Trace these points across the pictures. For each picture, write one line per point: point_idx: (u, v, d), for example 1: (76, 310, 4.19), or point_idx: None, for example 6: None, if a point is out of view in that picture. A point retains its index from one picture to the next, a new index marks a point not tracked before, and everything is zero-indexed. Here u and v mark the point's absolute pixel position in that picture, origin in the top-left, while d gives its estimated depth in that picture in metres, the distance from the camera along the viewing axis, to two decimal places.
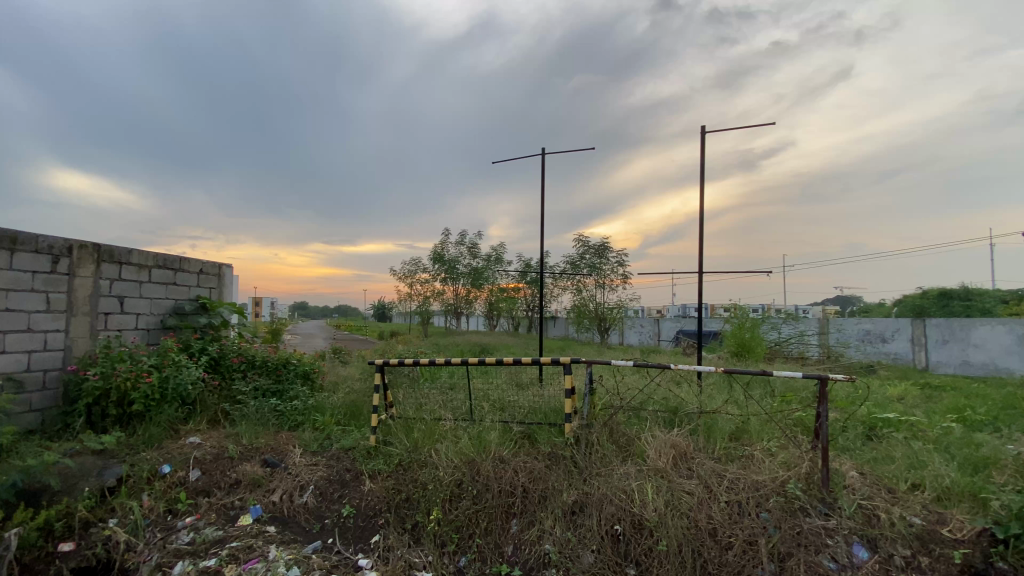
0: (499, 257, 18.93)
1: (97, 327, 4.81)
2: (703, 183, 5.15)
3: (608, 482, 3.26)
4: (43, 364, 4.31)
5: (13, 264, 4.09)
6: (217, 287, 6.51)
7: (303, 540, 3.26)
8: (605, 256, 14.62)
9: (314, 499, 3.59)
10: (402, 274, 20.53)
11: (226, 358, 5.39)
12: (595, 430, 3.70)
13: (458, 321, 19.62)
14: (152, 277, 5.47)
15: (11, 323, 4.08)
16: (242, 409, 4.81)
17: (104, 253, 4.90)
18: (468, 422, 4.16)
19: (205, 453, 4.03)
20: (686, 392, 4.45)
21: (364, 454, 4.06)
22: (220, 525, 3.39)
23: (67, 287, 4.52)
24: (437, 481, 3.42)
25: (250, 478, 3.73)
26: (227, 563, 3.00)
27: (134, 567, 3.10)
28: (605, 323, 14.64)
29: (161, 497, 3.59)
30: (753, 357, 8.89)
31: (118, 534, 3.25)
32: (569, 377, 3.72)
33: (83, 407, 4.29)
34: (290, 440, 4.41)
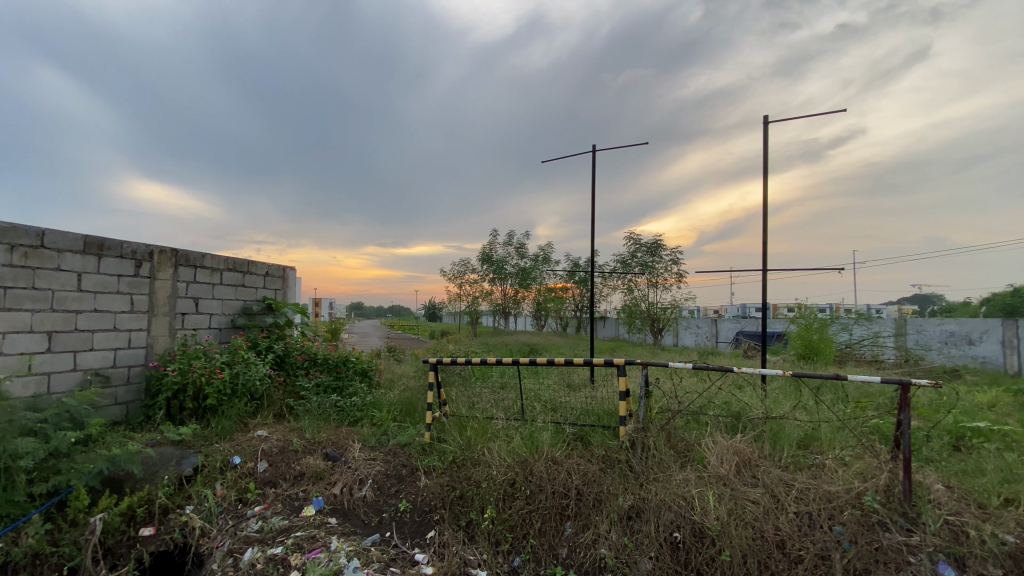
0: (548, 257, 18.83)
1: (175, 326, 5.18)
2: (766, 176, 4.89)
3: (667, 488, 3.15)
4: (127, 360, 4.69)
5: (102, 268, 4.45)
6: (282, 288, 6.86)
7: (362, 532, 3.36)
8: (659, 254, 14.15)
9: (372, 493, 3.71)
10: (452, 275, 20.87)
11: (291, 356, 5.67)
12: (652, 434, 3.58)
13: (507, 321, 19.70)
14: (223, 280, 5.83)
15: (99, 322, 4.44)
16: (305, 404, 5.04)
17: (181, 257, 5.27)
18: (521, 422, 4.15)
19: (272, 446, 4.25)
20: (750, 396, 4.24)
21: (419, 450, 4.14)
22: (286, 515, 3.55)
23: (148, 289, 4.89)
24: (491, 480, 3.43)
25: (313, 471, 3.90)
26: (293, 552, 3.14)
27: (209, 551, 3.32)
28: (658, 323, 14.24)
29: (232, 486, 3.81)
30: (821, 360, 8.36)
31: (193, 520, 3.49)
32: (623, 379, 3.61)
33: (163, 400, 4.64)
34: (350, 435, 4.57)
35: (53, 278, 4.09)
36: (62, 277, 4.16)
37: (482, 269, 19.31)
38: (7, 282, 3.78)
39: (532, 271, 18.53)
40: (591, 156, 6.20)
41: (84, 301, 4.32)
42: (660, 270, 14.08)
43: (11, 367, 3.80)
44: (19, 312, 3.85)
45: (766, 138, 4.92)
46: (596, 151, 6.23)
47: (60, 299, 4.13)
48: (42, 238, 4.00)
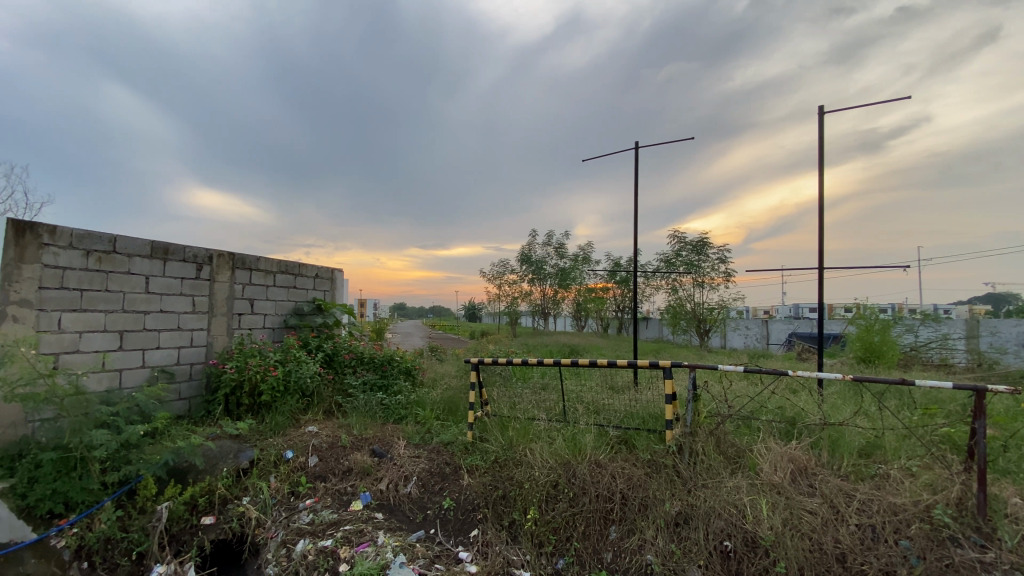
0: (588, 257, 18.62)
1: (232, 326, 5.46)
2: (821, 169, 4.65)
3: (716, 494, 3.04)
4: (189, 358, 4.97)
5: (167, 271, 4.74)
6: (330, 290, 7.11)
7: (407, 529, 3.42)
8: (705, 252, 13.73)
9: (417, 490, 3.77)
10: (492, 275, 20.98)
11: (339, 354, 5.86)
12: (700, 438, 3.46)
13: (547, 321, 19.62)
14: (277, 281, 6.09)
15: (165, 322, 4.73)
16: (353, 402, 5.19)
17: (238, 260, 5.54)
18: (563, 423, 4.12)
19: (322, 441, 4.40)
20: (805, 401, 4.04)
21: (461, 449, 4.17)
22: (335, 508, 3.66)
23: (208, 291, 5.17)
24: (534, 481, 3.41)
25: (361, 467, 4.01)
26: (342, 545, 3.24)
27: (264, 541, 3.48)
28: (704, 324, 13.84)
29: (285, 480, 3.96)
30: (883, 363, 7.87)
31: (250, 511, 3.66)
32: (670, 381, 3.51)
33: (222, 397, 4.89)
34: (395, 432, 4.67)
35: (124, 281, 4.38)
36: (132, 280, 4.44)
37: (521, 269, 19.31)
38: (84, 285, 4.07)
39: (572, 271, 18.36)
40: (634, 154, 6.09)
41: (151, 302, 4.60)
42: (706, 270, 13.65)
43: (88, 364, 4.10)
44: (95, 313, 4.14)
45: (821, 130, 4.68)
46: (639, 148, 6.11)
47: (130, 301, 4.42)
48: (114, 244, 4.29)
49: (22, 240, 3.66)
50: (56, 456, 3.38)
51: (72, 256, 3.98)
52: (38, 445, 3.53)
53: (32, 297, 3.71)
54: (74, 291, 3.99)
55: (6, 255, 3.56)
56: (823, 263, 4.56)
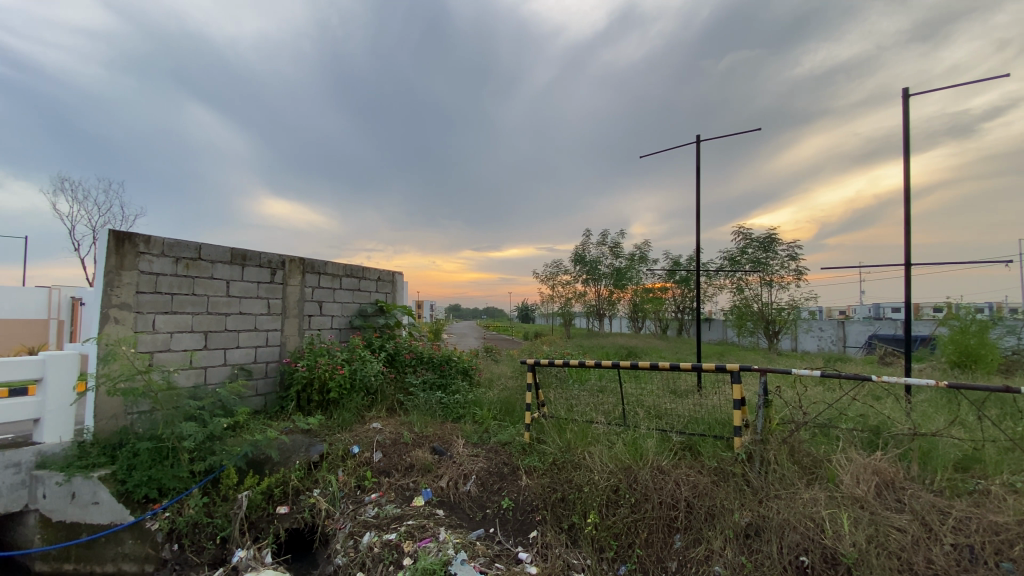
0: (645, 256, 18.16)
1: (303, 327, 5.78)
2: (907, 156, 4.28)
3: (790, 506, 2.87)
4: (265, 357, 5.30)
5: (245, 275, 5.08)
6: (391, 292, 7.36)
7: (468, 526, 3.47)
8: (772, 249, 13.02)
9: (476, 489, 3.81)
10: (545, 275, 20.91)
11: (400, 354, 6.05)
12: (772, 446, 3.27)
13: (602, 322, 19.31)
14: (343, 284, 6.38)
15: (243, 323, 5.07)
16: (414, 400, 5.35)
17: (307, 264, 5.85)
18: (623, 427, 4.03)
19: (385, 438, 4.55)
20: (890, 408, 3.73)
21: (519, 450, 4.18)
22: (399, 503, 3.78)
23: (281, 294, 5.50)
24: (593, 485, 3.36)
25: (422, 464, 4.11)
26: (406, 539, 3.34)
27: (333, 532, 3.66)
28: (773, 326, 13.16)
29: (352, 474, 4.13)
30: (981, 368, 7.13)
31: (320, 503, 3.85)
32: (738, 386, 3.36)
33: (294, 393, 5.18)
34: (454, 431, 4.76)
35: (208, 285, 4.73)
36: (214, 285, 4.80)
37: (576, 269, 19.11)
38: (174, 289, 4.44)
39: (628, 271, 17.91)
40: (696, 148, 5.88)
41: (231, 305, 4.95)
42: (774, 268, 12.94)
43: (178, 362, 4.47)
44: (183, 315, 4.50)
45: (906, 113, 4.31)
46: (701, 141, 5.89)
47: (213, 304, 4.77)
48: (199, 251, 4.65)
49: (122, 250, 4.04)
50: (152, 446, 3.70)
51: (163, 263, 4.35)
52: (136, 435, 3.88)
53: (130, 300, 4.09)
54: (165, 295, 4.36)
55: (109, 263, 3.95)
56: (910, 259, 4.20)
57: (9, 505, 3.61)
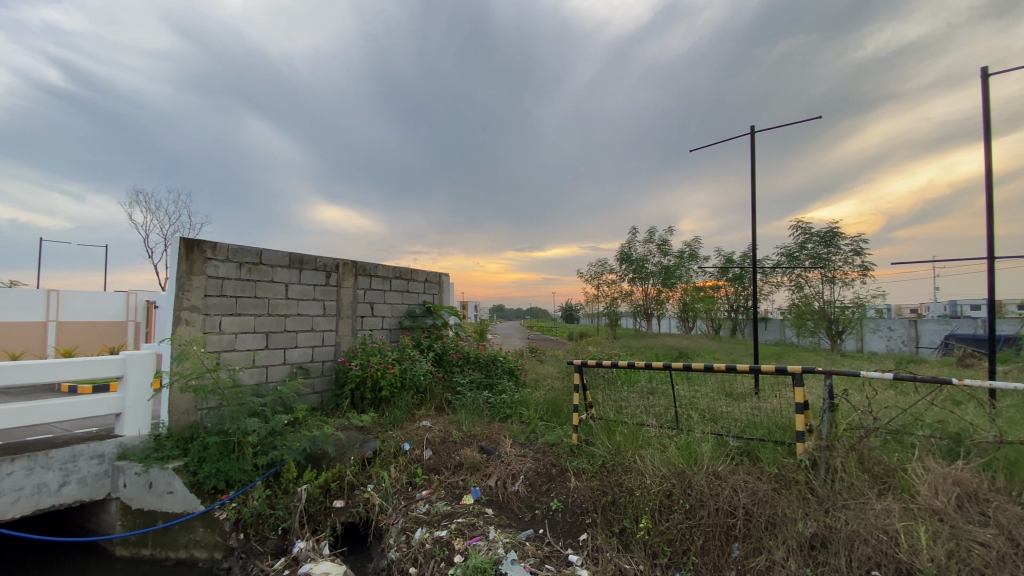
0: (695, 254, 17.60)
1: (356, 327, 5.98)
2: (989, 140, 3.93)
3: (860, 517, 2.73)
4: (321, 356, 5.52)
5: (302, 279, 5.32)
6: (438, 293, 7.49)
7: (517, 526, 3.48)
8: (834, 244, 12.30)
9: (525, 489, 3.81)
10: (589, 275, 20.68)
11: (448, 354, 6.15)
12: (839, 453, 3.09)
13: (650, 322, 18.86)
14: (393, 286, 6.56)
15: (301, 324, 5.30)
16: (462, 399, 5.42)
17: (359, 267, 6.05)
18: (676, 431, 3.91)
19: (435, 436, 4.62)
20: (973, 414, 3.43)
21: (568, 451, 4.13)
22: (449, 500, 3.84)
23: (335, 296, 5.71)
24: (645, 489, 3.28)
25: (471, 462, 4.15)
26: (456, 537, 3.39)
27: (386, 526, 3.78)
28: (836, 326, 12.45)
29: (403, 470, 4.23)
30: None
31: (373, 498, 4.00)
32: (800, 390, 3.20)
33: (348, 391, 5.36)
34: (501, 431, 4.77)
35: (269, 288, 4.98)
36: (274, 288, 5.04)
37: (622, 268, 18.77)
38: (238, 292, 4.70)
39: (675, 270, 17.52)
40: (750, 140, 5.63)
41: (290, 306, 5.19)
42: (836, 263, 12.23)
43: (243, 361, 4.73)
44: (246, 316, 4.76)
45: (987, 93, 3.96)
46: (756, 132, 5.64)
47: (273, 305, 5.02)
48: (260, 256, 4.90)
49: (191, 255, 4.31)
50: (219, 439, 3.93)
51: (228, 268, 4.61)
52: (205, 430, 4.13)
53: (199, 303, 4.36)
54: (230, 298, 4.62)
55: (181, 269, 4.23)
56: (994, 251, 3.86)
57: (93, 493, 3.93)
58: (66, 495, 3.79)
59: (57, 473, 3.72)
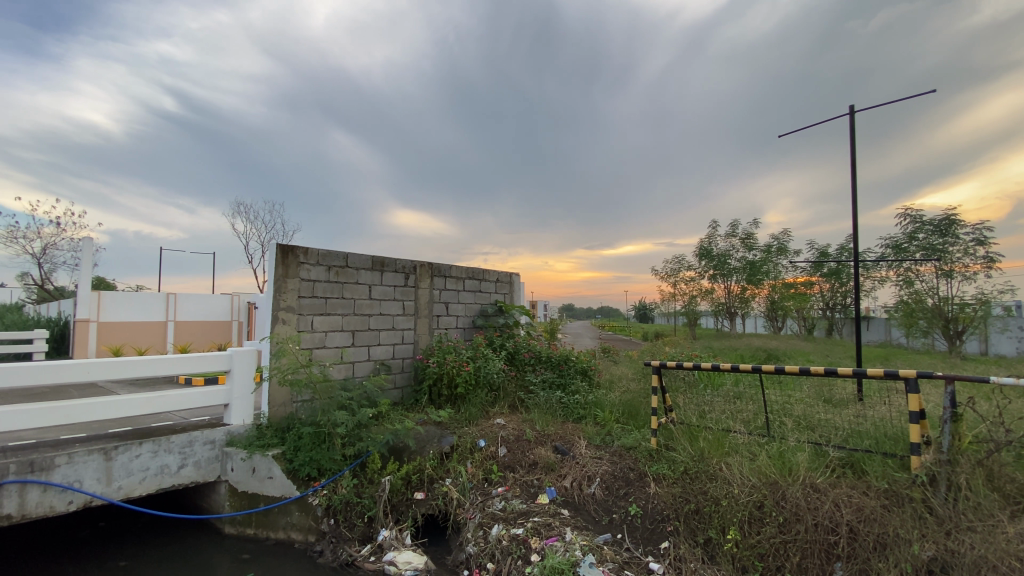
0: (783, 248, 16.39)
1: (432, 326, 6.19)
2: None
3: (988, 541, 2.46)
4: (401, 354, 5.77)
5: (383, 280, 5.58)
6: (510, 292, 7.57)
7: (594, 529, 3.41)
8: (953, 232, 10.99)
9: (601, 491, 3.72)
10: (665, 273, 19.95)
11: (520, 353, 6.19)
12: (964, 470, 2.74)
13: (733, 322, 17.82)
14: (466, 286, 6.71)
15: (383, 323, 5.57)
16: (535, 398, 5.43)
17: (435, 269, 6.26)
18: (767, 438, 3.65)
19: (509, 434, 4.65)
20: None
21: (646, 455, 3.97)
22: (524, 499, 3.85)
23: (413, 296, 5.94)
24: (733, 499, 3.09)
25: (546, 462, 4.13)
26: (532, 535, 3.40)
27: (464, 520, 3.88)
28: (954, 325, 11.06)
29: (480, 466, 4.30)
30: None
31: (451, 492, 4.10)
32: (915, 397, 2.87)
33: (427, 387, 5.55)
34: (575, 431, 4.71)
35: (354, 290, 5.28)
36: (359, 289, 5.33)
37: (701, 265, 17.95)
38: (327, 294, 5.02)
39: (762, 266, 16.41)
40: (851, 119, 5.17)
41: (373, 307, 5.46)
42: (954, 255, 10.87)
43: (332, 357, 5.05)
44: (335, 316, 5.08)
45: None
46: (858, 112, 5.19)
47: (358, 306, 5.31)
48: (346, 260, 5.20)
49: (286, 260, 4.67)
50: (312, 430, 4.24)
51: (318, 271, 4.94)
52: (300, 421, 4.47)
53: (294, 304, 4.71)
54: (321, 299, 4.95)
55: (277, 273, 4.59)
56: None
57: (206, 475, 4.37)
58: (184, 476, 4.24)
59: (176, 457, 4.18)
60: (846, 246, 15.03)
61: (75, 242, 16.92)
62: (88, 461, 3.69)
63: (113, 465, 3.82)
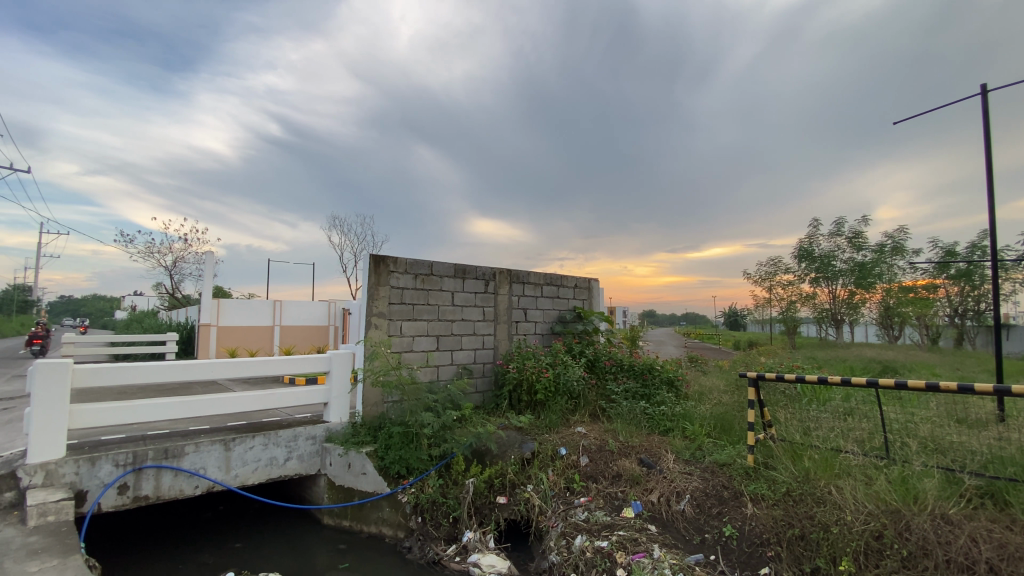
0: (899, 248, 14.71)
1: (512, 332, 6.26)
2: None
3: None
4: (482, 359, 5.89)
5: (465, 287, 5.75)
6: (588, 299, 7.45)
7: (685, 549, 3.24)
8: None
9: (692, 509, 3.53)
10: (758, 277, 18.63)
11: (600, 361, 6.07)
12: None
13: (839, 331, 16.26)
14: (544, 292, 6.72)
15: (465, 329, 5.72)
16: (617, 408, 5.29)
17: (514, 275, 6.33)
18: (886, 461, 3.27)
19: (591, 443, 4.56)
20: None
21: (741, 473, 3.70)
22: (608, 511, 3.75)
23: (493, 303, 6.05)
24: (845, 527, 2.79)
25: (631, 475, 3.99)
26: (618, 549, 3.30)
27: (547, 528, 3.87)
28: None
29: (561, 474, 4.25)
30: None
31: (533, 499, 4.10)
32: None
33: (507, 392, 5.61)
34: (662, 444, 4.52)
35: (438, 296, 5.48)
36: (442, 295, 5.53)
37: (802, 268, 16.66)
38: (414, 300, 5.25)
39: (874, 267, 14.94)
40: (984, 99, 4.57)
41: (456, 312, 5.64)
42: None
43: (419, 361, 5.28)
44: (421, 321, 5.30)
45: None
46: (993, 91, 4.57)
47: (442, 312, 5.50)
48: (432, 268, 5.43)
49: (378, 269, 4.97)
50: (401, 430, 4.44)
51: (406, 279, 5.19)
52: (390, 420, 4.70)
53: (385, 310, 5.00)
54: (408, 305, 5.20)
55: (370, 281, 4.90)
56: None
57: (308, 468, 4.72)
58: (290, 468, 4.61)
59: (283, 450, 4.56)
60: (978, 244, 13.14)
61: (199, 257, 19.15)
62: (211, 450, 4.14)
63: (231, 455, 4.26)
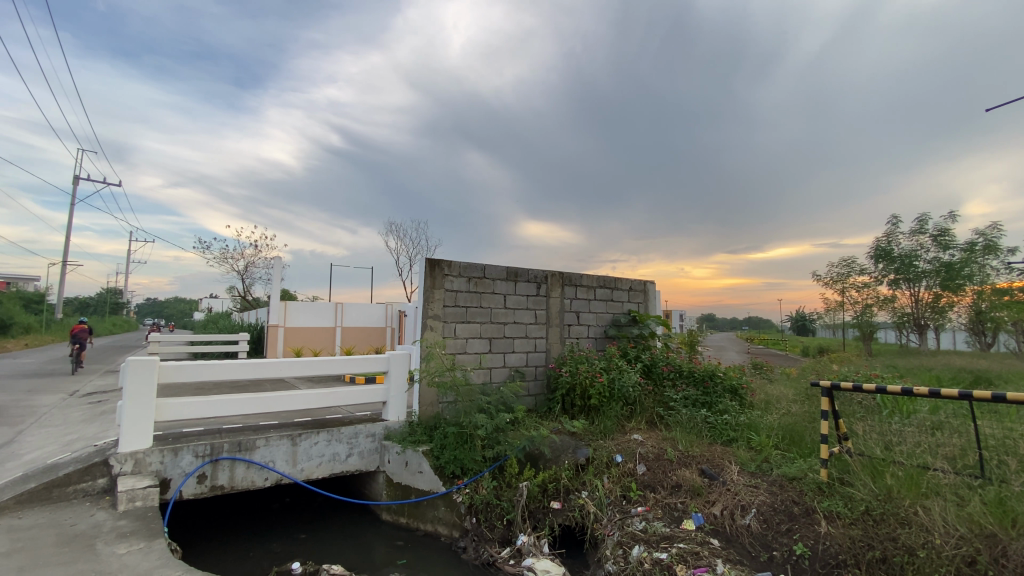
0: (993, 246, 13.39)
1: (564, 336, 6.21)
2: None
3: None
4: (535, 362, 5.88)
5: (517, 289, 5.76)
6: (644, 302, 7.26)
7: (750, 566, 3.07)
8: None
9: (758, 524, 3.34)
10: (828, 279, 17.50)
11: (657, 366, 5.86)
12: None
13: (923, 337, 15.00)
14: (597, 295, 6.61)
15: (518, 331, 5.74)
16: (676, 416, 5.12)
17: (566, 278, 6.28)
18: (981, 481, 2.97)
19: (648, 451, 4.43)
20: None
21: (813, 488, 3.46)
22: (667, 523, 3.63)
23: (546, 305, 6.03)
24: (933, 551, 2.58)
25: (691, 486, 3.84)
26: (678, 563, 3.18)
27: (603, 537, 3.78)
28: None
29: (617, 482, 4.15)
30: None
31: (588, 505, 4.03)
32: None
33: (561, 396, 5.56)
34: (725, 455, 4.32)
35: (491, 299, 5.53)
36: (495, 298, 5.57)
37: (878, 269, 15.51)
38: (468, 303, 5.33)
39: (962, 267, 13.65)
40: None
41: (508, 315, 5.66)
42: None
43: (472, 363, 5.35)
44: (475, 324, 5.37)
45: None
46: None
47: (495, 314, 5.55)
48: (484, 271, 5.48)
49: (432, 272, 5.08)
50: (456, 430, 4.49)
51: (460, 282, 5.28)
52: (445, 420, 4.79)
53: (439, 312, 5.11)
54: (462, 307, 5.28)
55: (425, 284, 5.03)
56: None
57: (368, 464, 4.89)
58: (351, 464, 4.79)
59: (344, 446, 4.74)
60: None
61: (268, 262, 20.40)
62: (280, 444, 4.38)
63: (297, 449, 4.48)
